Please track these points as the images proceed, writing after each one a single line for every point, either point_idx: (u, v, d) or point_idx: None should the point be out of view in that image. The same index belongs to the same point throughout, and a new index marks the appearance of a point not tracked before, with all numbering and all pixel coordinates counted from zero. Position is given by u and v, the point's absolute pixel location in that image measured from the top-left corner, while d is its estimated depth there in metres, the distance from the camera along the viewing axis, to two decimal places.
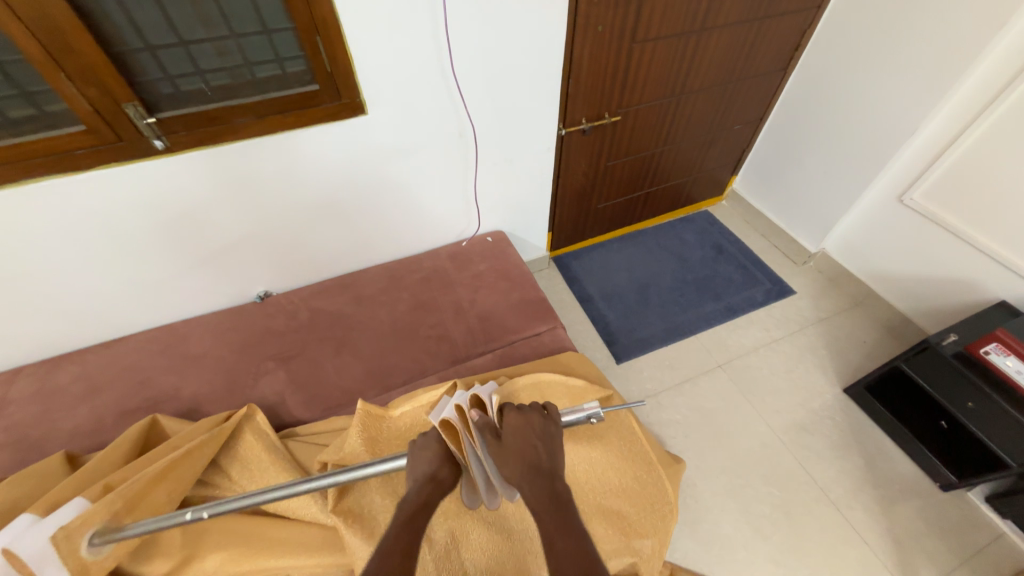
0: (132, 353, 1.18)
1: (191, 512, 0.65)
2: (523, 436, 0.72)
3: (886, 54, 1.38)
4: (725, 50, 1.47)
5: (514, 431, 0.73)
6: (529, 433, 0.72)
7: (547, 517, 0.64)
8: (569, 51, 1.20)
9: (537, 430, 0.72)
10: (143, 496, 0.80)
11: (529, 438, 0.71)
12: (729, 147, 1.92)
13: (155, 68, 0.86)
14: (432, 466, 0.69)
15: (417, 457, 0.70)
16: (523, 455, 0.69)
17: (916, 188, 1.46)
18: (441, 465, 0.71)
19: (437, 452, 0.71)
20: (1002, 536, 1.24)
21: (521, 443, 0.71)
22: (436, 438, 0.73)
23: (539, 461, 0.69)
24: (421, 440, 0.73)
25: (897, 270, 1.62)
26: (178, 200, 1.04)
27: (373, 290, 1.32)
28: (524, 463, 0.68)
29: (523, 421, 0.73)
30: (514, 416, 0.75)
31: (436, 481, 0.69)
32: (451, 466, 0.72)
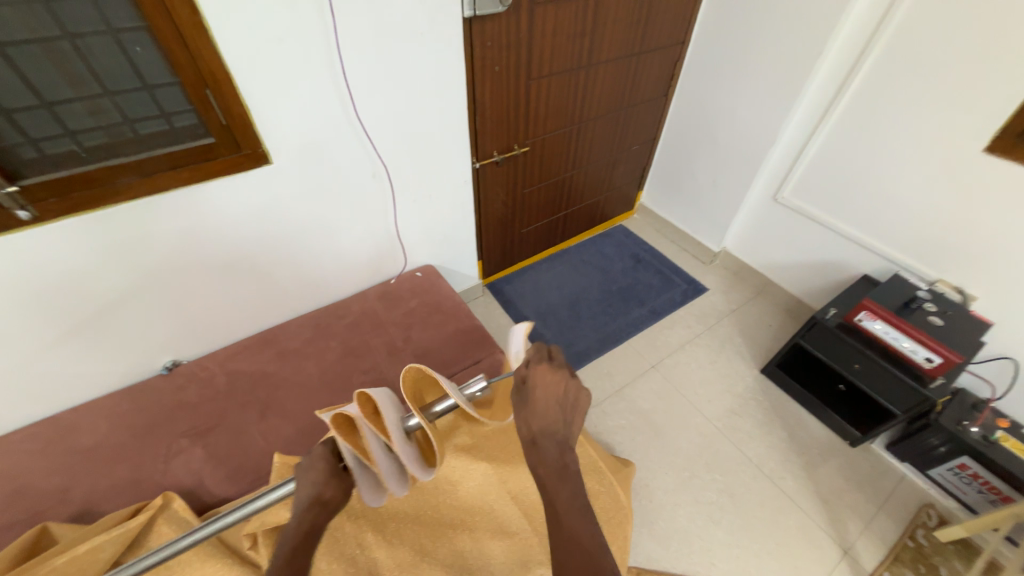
0: (2, 457, 1.01)
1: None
2: (548, 404, 0.62)
3: (741, 81, 1.64)
4: (612, 81, 1.63)
5: (541, 387, 0.61)
6: (555, 398, 0.62)
7: (558, 484, 0.64)
8: (472, 90, 1.27)
9: (564, 399, 0.62)
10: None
11: (554, 411, 0.62)
12: (632, 166, 2.11)
13: (13, 133, 0.78)
14: (315, 489, 0.59)
15: (299, 481, 0.59)
16: (542, 421, 0.62)
17: (785, 188, 1.71)
18: (327, 485, 0.60)
19: (323, 471, 0.60)
20: (904, 477, 1.41)
21: (543, 406, 0.62)
22: (323, 456, 0.61)
23: (558, 430, 0.63)
24: (304, 462, 0.61)
25: (783, 259, 1.85)
26: (53, 274, 0.93)
27: (298, 343, 1.25)
28: (542, 429, 0.63)
29: (552, 384, 0.61)
30: (544, 371, 0.61)
31: (321, 504, 0.60)
32: (338, 483, 0.61)
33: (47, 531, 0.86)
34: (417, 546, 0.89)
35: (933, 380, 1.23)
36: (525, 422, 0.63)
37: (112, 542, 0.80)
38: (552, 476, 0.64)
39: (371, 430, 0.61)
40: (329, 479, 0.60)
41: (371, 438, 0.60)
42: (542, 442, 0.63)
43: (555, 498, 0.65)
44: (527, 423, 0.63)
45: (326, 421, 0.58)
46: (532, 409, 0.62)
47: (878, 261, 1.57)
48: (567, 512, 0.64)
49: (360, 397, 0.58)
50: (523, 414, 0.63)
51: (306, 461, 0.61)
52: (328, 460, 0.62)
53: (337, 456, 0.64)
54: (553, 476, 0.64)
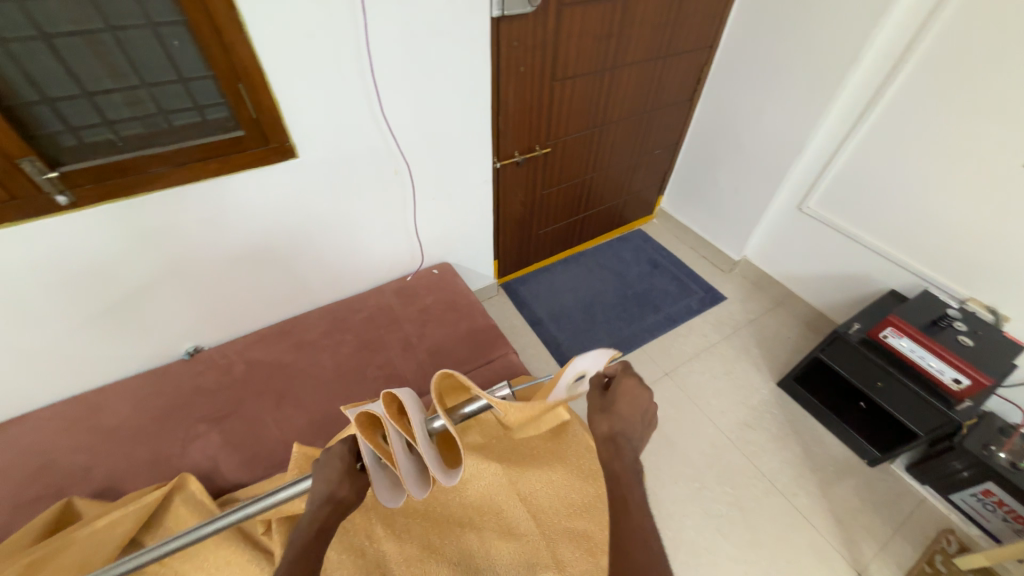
0: (32, 433, 1.05)
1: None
2: (633, 407, 0.61)
3: (769, 88, 1.60)
4: (636, 85, 1.62)
5: (627, 391, 0.63)
6: (637, 408, 0.62)
7: (633, 485, 0.58)
8: (496, 90, 1.27)
9: (645, 409, 0.63)
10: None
11: (638, 414, 0.62)
12: (653, 170, 2.09)
13: (56, 122, 0.81)
14: (329, 487, 0.60)
15: (316, 477, 0.61)
16: (624, 422, 0.61)
17: (811, 198, 1.67)
18: (342, 483, 0.61)
19: (338, 469, 0.62)
20: (924, 501, 1.37)
21: (627, 411, 0.61)
22: (340, 455, 0.63)
23: (636, 433, 0.61)
24: (322, 459, 0.63)
25: (805, 271, 1.81)
26: (86, 258, 0.96)
27: (315, 335, 1.27)
28: (623, 427, 0.60)
29: (638, 393, 0.63)
30: (630, 381, 0.64)
31: (335, 502, 0.60)
32: (352, 484, 0.62)
33: (71, 506, 0.89)
34: (425, 542, 0.89)
35: (960, 402, 1.19)
36: (606, 421, 0.61)
37: (128, 519, 0.82)
38: (628, 477, 0.58)
39: (395, 430, 0.62)
40: (344, 477, 0.61)
41: (395, 438, 0.60)
42: (621, 442, 0.60)
43: (626, 504, 0.57)
44: (608, 419, 0.61)
45: (352, 419, 0.59)
46: (615, 409, 0.62)
47: (905, 276, 1.52)
48: (633, 518, 0.55)
49: (387, 397, 0.60)
50: (604, 413, 0.62)
51: (323, 458, 0.63)
52: (345, 460, 0.63)
53: (355, 456, 0.65)
54: (628, 477, 0.58)
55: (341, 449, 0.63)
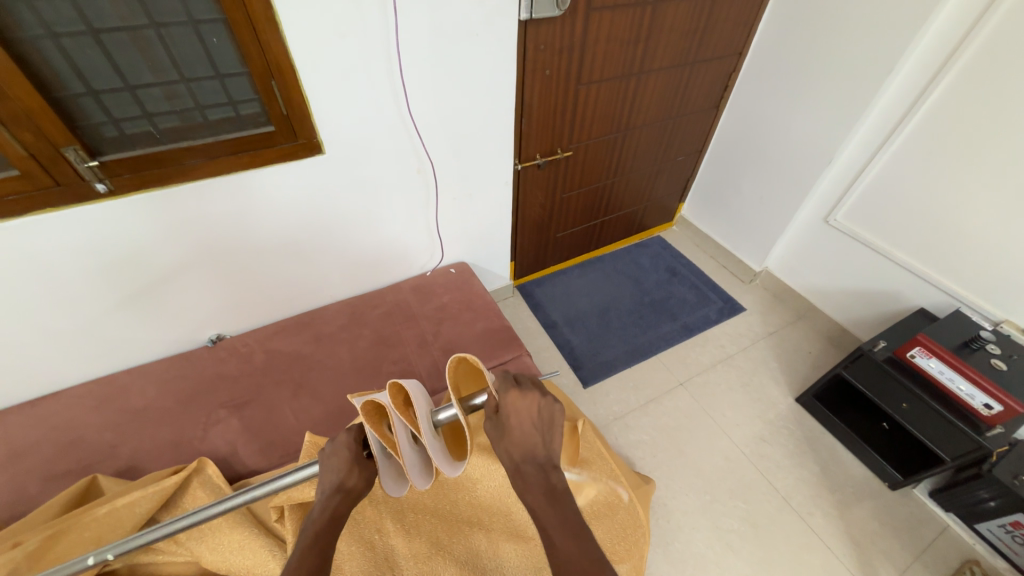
0: (63, 410, 1.09)
1: (93, 555, 0.60)
2: (524, 427, 0.61)
3: (799, 97, 1.57)
4: (662, 90, 1.60)
5: (513, 414, 0.61)
6: (531, 419, 0.61)
7: (548, 507, 0.60)
8: (521, 93, 1.28)
9: (540, 420, 0.62)
10: (45, 549, 0.77)
11: (530, 433, 0.61)
12: (675, 177, 2.07)
13: (99, 113, 0.84)
14: (339, 476, 0.61)
15: (324, 465, 0.62)
16: (520, 446, 0.61)
17: (838, 210, 1.63)
18: (351, 472, 0.62)
19: (347, 459, 0.62)
20: (947, 529, 1.32)
21: (520, 430, 0.61)
22: (348, 443, 0.63)
23: (538, 452, 0.61)
24: (329, 448, 0.63)
25: (830, 285, 1.77)
26: (121, 244, 1.00)
27: (333, 328, 1.29)
28: (522, 454, 0.61)
29: (525, 407, 0.61)
30: (515, 397, 0.61)
31: (344, 492, 0.62)
32: (361, 472, 0.63)
33: (95, 483, 0.93)
34: (433, 539, 0.90)
35: (991, 428, 1.13)
36: (506, 449, 0.61)
37: (147, 499, 0.85)
38: (544, 504, 0.60)
39: (400, 421, 0.62)
40: (353, 465, 0.62)
41: (400, 428, 0.61)
42: (524, 468, 0.61)
43: (547, 528, 0.60)
44: (506, 449, 0.61)
45: (357, 408, 0.59)
46: (509, 435, 0.61)
47: (936, 295, 1.47)
48: (561, 539, 0.59)
49: (393, 387, 0.60)
50: (501, 442, 0.61)
51: (329, 447, 0.63)
52: (352, 448, 0.63)
53: (362, 444, 0.65)
54: (543, 503, 0.60)
55: (348, 437, 0.63)
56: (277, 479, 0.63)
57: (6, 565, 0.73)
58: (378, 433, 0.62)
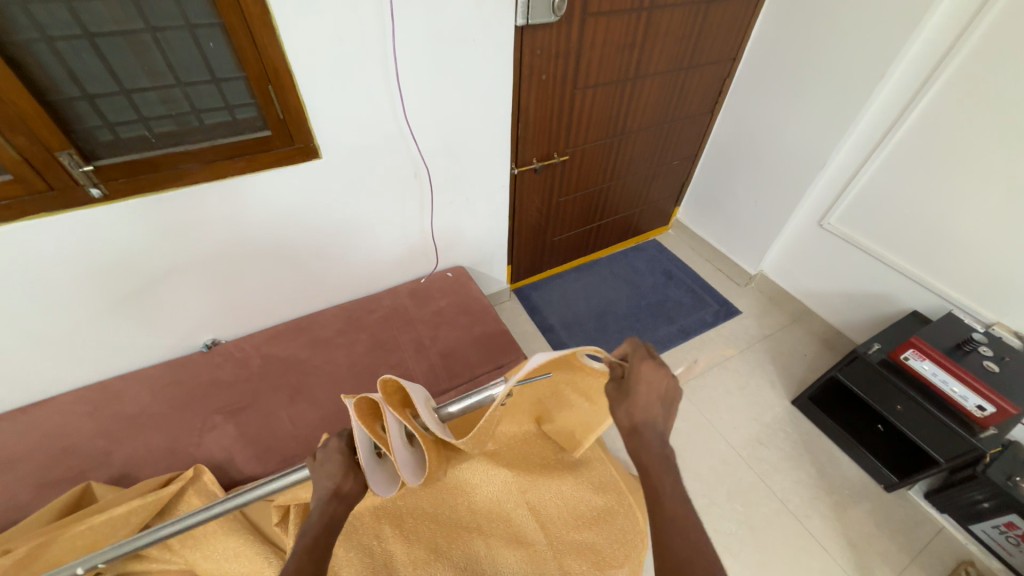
0: (55, 417, 1.08)
1: (79, 565, 0.59)
2: (651, 393, 0.60)
3: (793, 102, 1.59)
4: (657, 95, 1.62)
5: (644, 381, 0.61)
6: (657, 395, 0.60)
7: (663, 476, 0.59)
8: (518, 98, 1.29)
9: (666, 392, 0.61)
10: (32, 557, 0.74)
11: (653, 407, 0.60)
12: (671, 181, 2.08)
13: (94, 117, 0.84)
14: (334, 481, 0.60)
15: (318, 472, 0.61)
16: (641, 412, 0.60)
17: (832, 214, 1.64)
18: (346, 477, 0.62)
19: (340, 463, 0.62)
20: (943, 530, 1.33)
21: (645, 399, 0.61)
22: (339, 448, 0.63)
23: (659, 421, 0.60)
24: (321, 455, 0.63)
25: (824, 288, 1.78)
26: (115, 247, 0.99)
27: (330, 332, 1.29)
28: (644, 419, 0.60)
29: (655, 379, 0.61)
30: (647, 366, 0.61)
31: (340, 497, 0.61)
32: (357, 478, 0.63)
33: (89, 490, 0.92)
34: (432, 544, 0.89)
35: (983, 430, 1.14)
36: (623, 413, 0.61)
37: (144, 509, 0.84)
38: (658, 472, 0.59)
39: (392, 418, 0.61)
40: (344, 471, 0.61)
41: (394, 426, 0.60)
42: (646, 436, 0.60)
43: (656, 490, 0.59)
44: (630, 410, 0.61)
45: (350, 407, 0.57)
46: (635, 398, 0.61)
47: (929, 297, 1.48)
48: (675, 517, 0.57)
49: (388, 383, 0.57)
50: (624, 403, 0.61)
51: (321, 454, 0.63)
52: (344, 452, 0.64)
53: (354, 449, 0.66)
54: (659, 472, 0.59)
55: (340, 444, 0.63)
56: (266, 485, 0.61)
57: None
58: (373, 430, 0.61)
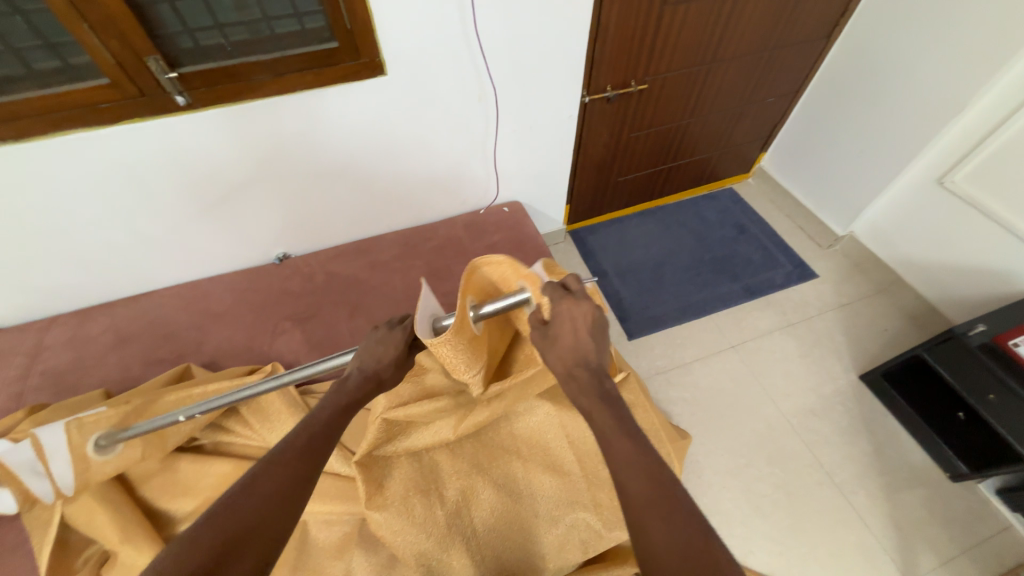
0: (157, 307, 1.23)
1: (181, 414, 0.75)
2: (576, 333, 0.64)
3: (941, 25, 1.29)
4: (763, 14, 1.38)
5: (565, 322, 0.64)
6: (581, 330, 0.64)
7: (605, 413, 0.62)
8: (598, 13, 1.14)
9: (591, 327, 0.64)
10: (145, 410, 0.89)
11: (580, 337, 0.64)
12: (761, 121, 1.84)
13: (175, 21, 0.86)
14: (378, 361, 0.69)
15: (368, 346, 0.70)
16: (572, 352, 0.64)
17: (959, 170, 1.38)
18: (387, 365, 0.70)
19: (391, 351, 0.70)
20: (1008, 529, 1.23)
21: (571, 338, 0.64)
22: (398, 337, 0.71)
23: (590, 358, 0.64)
24: (381, 331, 0.71)
25: (926, 259, 1.56)
26: (200, 158, 1.05)
27: (388, 257, 1.33)
28: (575, 360, 0.64)
29: (577, 317, 0.63)
30: (574, 305, 0.63)
31: (377, 380, 0.69)
32: (394, 369, 0.71)
33: (187, 371, 1.06)
34: (474, 460, 0.95)
35: None
36: (557, 358, 0.65)
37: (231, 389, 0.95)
38: (597, 407, 0.62)
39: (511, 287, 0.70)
40: (390, 360, 0.70)
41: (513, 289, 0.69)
42: (578, 372, 0.64)
43: (602, 428, 0.62)
44: (558, 356, 0.64)
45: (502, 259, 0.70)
46: (561, 342, 0.65)
47: None
48: (635, 471, 0.57)
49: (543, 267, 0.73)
50: (552, 350, 0.65)
51: (384, 332, 0.71)
52: (400, 342, 0.71)
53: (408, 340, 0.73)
54: (597, 404, 0.62)
55: (400, 332, 0.71)
56: (326, 361, 0.71)
57: (116, 415, 0.86)
58: (466, 290, 0.69)
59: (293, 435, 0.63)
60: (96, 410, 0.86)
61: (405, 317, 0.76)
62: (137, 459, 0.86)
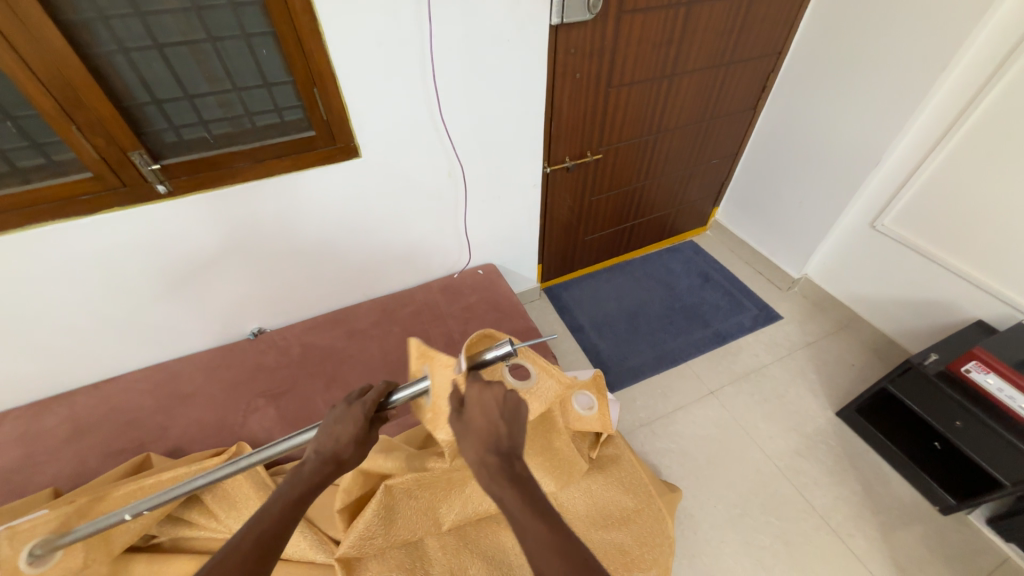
0: (122, 392, 1.19)
1: (128, 512, 0.66)
2: (487, 415, 0.58)
3: (845, 95, 1.50)
4: (695, 92, 1.58)
5: (477, 408, 0.59)
6: (491, 413, 0.59)
7: (517, 503, 0.57)
8: (551, 97, 1.29)
9: (505, 410, 0.59)
10: (92, 508, 0.83)
11: (496, 420, 0.59)
12: (710, 180, 2.02)
13: (161, 120, 0.92)
14: (336, 446, 0.63)
15: (326, 428, 0.64)
16: (485, 436, 0.58)
17: (887, 215, 1.54)
18: (347, 447, 0.64)
19: (350, 434, 0.63)
20: (1007, 561, 1.21)
21: (484, 421, 0.59)
22: (357, 417, 0.64)
23: (502, 439, 0.59)
24: (339, 411, 0.64)
25: (876, 295, 1.67)
26: (178, 241, 1.08)
27: (365, 324, 1.34)
28: (485, 445, 0.58)
29: (488, 400, 0.59)
30: (484, 389, 0.59)
31: (337, 462, 0.64)
32: (357, 449, 0.65)
33: (147, 460, 1.00)
34: (460, 533, 0.92)
35: None
36: (470, 444, 0.59)
37: (190, 476, 0.91)
38: (509, 498, 0.57)
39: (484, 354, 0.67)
40: (350, 443, 0.63)
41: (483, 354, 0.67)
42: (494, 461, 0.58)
43: (514, 516, 0.57)
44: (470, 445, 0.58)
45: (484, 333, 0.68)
46: (471, 429, 0.59)
47: (995, 306, 1.37)
48: (547, 555, 0.54)
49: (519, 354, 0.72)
50: (466, 434, 0.59)
51: (342, 409, 0.65)
52: (360, 422, 0.64)
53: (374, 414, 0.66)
54: (508, 494, 0.57)
55: (360, 412, 0.64)
56: (290, 438, 0.65)
57: (57, 517, 0.79)
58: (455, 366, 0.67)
59: (240, 533, 0.57)
60: (35, 514, 0.80)
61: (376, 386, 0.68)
62: (77, 568, 0.78)
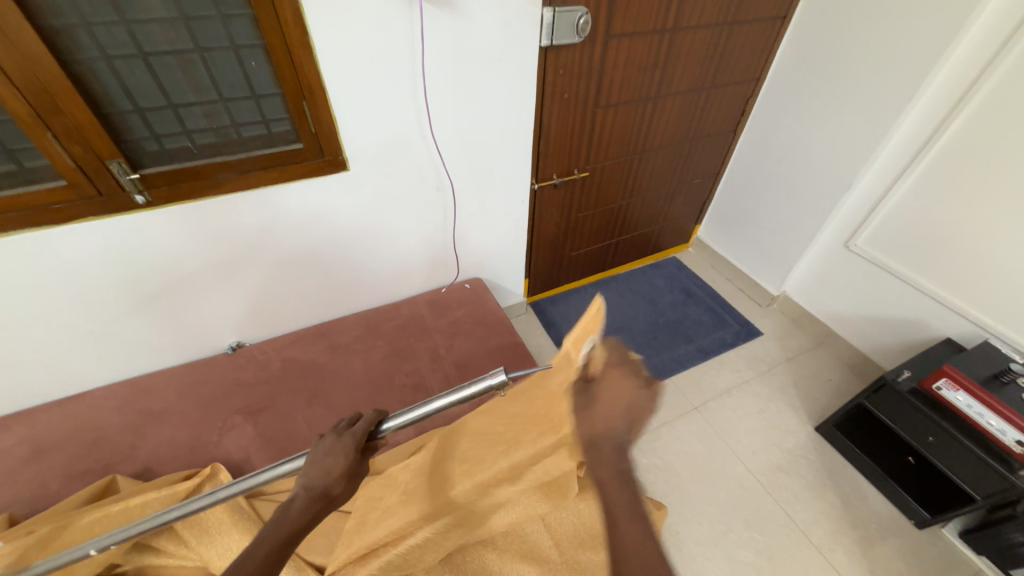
0: (87, 410, 1.13)
1: (94, 547, 0.63)
2: (614, 405, 0.61)
3: (818, 121, 1.57)
4: (678, 114, 1.62)
5: (609, 393, 0.62)
6: (616, 407, 0.61)
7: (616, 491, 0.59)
8: (540, 116, 1.32)
9: (631, 408, 0.61)
10: (52, 539, 0.79)
11: (617, 416, 0.61)
12: (692, 198, 2.07)
13: (143, 128, 0.90)
14: (327, 480, 0.60)
15: (315, 460, 0.62)
16: (602, 426, 0.61)
17: (860, 235, 1.60)
18: (338, 481, 0.61)
19: (340, 465, 0.61)
20: (979, 574, 1.24)
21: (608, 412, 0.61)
22: (348, 447, 0.63)
23: (621, 436, 0.61)
24: (330, 442, 0.63)
25: (851, 313, 1.73)
26: (156, 252, 1.05)
27: (349, 339, 1.31)
28: (604, 433, 0.61)
29: (621, 392, 0.62)
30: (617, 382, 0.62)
31: (328, 498, 0.61)
32: (349, 482, 0.62)
33: (113, 483, 0.95)
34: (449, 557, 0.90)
35: None
36: (586, 424, 0.62)
37: (160, 500, 0.87)
38: (613, 482, 0.59)
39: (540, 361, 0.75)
40: (340, 475, 0.61)
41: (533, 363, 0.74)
42: (601, 447, 0.61)
43: (614, 504, 0.59)
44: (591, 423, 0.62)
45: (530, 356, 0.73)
46: (597, 412, 0.62)
47: (961, 324, 1.43)
48: (638, 549, 0.56)
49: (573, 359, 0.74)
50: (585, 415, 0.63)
51: (332, 440, 0.63)
52: (351, 453, 0.63)
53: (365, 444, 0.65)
54: (612, 482, 0.59)
55: (350, 442, 0.63)
56: (276, 468, 0.64)
57: (16, 549, 0.77)
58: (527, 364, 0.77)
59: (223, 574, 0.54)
60: None
61: (367, 418, 0.67)
62: None
